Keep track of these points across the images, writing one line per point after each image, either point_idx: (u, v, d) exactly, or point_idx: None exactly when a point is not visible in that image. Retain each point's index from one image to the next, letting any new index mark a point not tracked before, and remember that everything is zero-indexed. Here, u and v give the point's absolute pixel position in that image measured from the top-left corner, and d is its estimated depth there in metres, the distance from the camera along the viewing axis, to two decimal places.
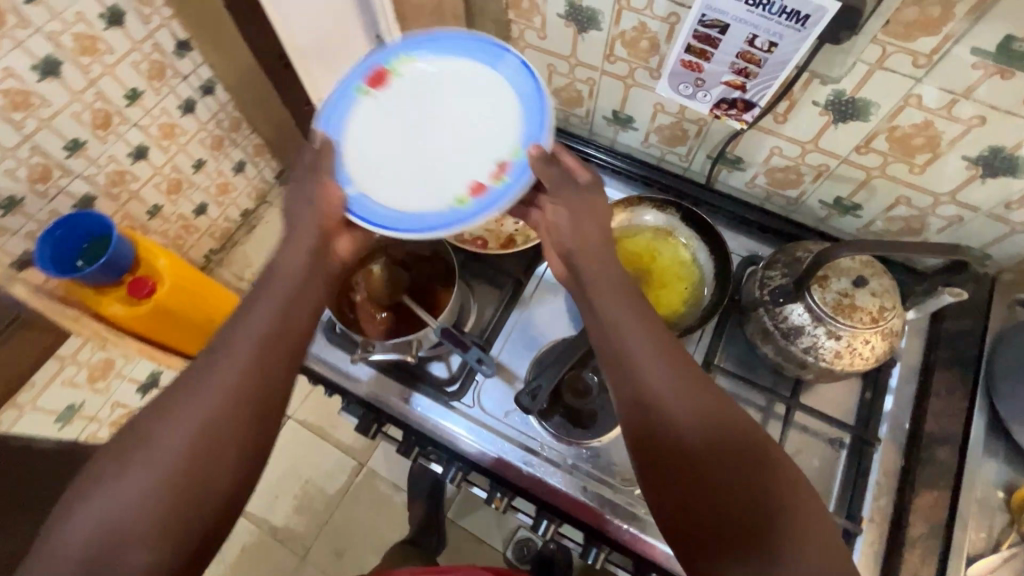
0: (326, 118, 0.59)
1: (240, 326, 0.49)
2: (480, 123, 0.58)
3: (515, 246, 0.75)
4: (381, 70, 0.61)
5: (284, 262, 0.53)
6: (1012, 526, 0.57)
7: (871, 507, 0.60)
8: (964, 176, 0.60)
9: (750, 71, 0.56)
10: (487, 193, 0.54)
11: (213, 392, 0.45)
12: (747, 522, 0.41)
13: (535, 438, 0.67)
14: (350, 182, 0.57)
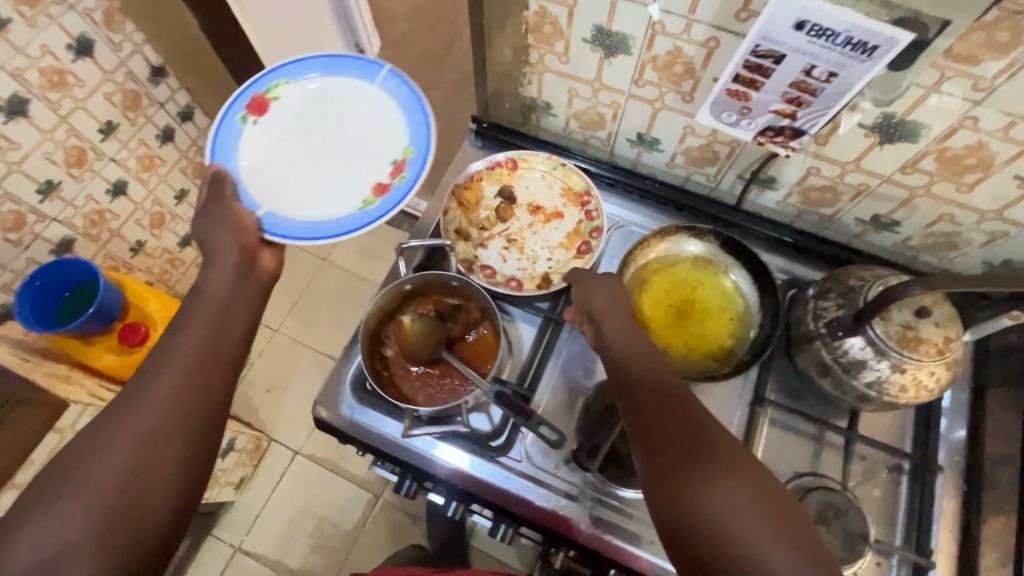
0: (212, 147, 0.66)
1: (167, 351, 0.54)
2: (368, 132, 0.70)
3: (551, 285, 0.70)
4: (258, 98, 0.69)
5: (205, 289, 0.59)
6: None
7: (940, 537, 0.59)
8: (1015, 194, 0.59)
9: (804, 99, 0.53)
10: (392, 191, 0.66)
11: (154, 407, 0.50)
12: (686, 442, 0.48)
13: (588, 489, 0.62)
14: (258, 202, 0.65)
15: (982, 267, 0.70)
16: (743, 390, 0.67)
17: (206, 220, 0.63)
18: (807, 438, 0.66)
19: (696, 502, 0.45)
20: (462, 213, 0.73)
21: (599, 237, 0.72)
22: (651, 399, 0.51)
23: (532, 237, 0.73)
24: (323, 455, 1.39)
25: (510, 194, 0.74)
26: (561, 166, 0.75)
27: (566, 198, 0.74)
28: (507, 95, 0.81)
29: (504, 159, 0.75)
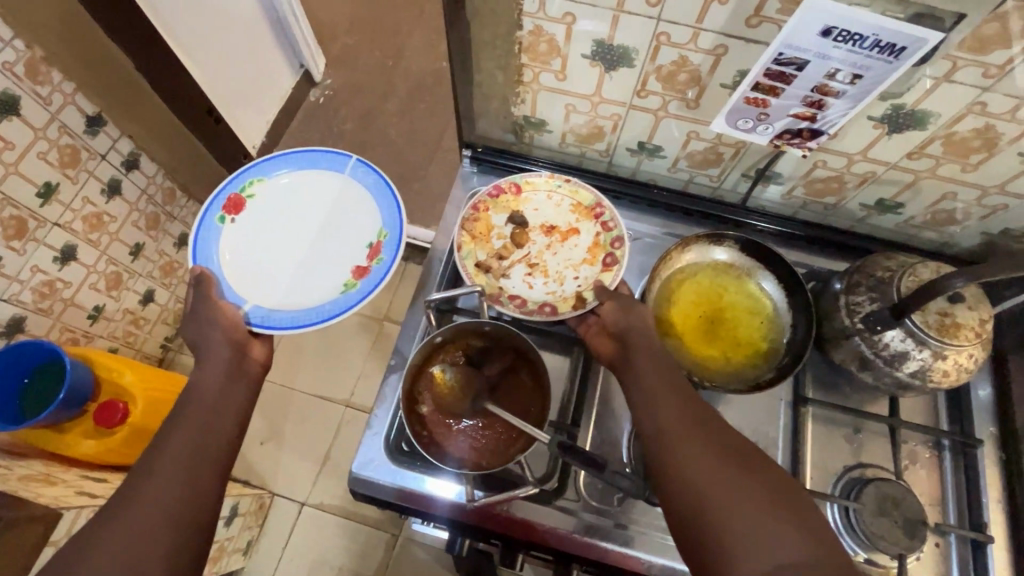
0: (194, 249, 0.69)
1: (163, 441, 0.53)
2: (341, 216, 0.73)
3: (586, 302, 0.67)
4: (235, 198, 0.72)
5: (203, 371, 0.60)
6: None
7: (988, 509, 0.61)
8: (1017, 169, 0.61)
9: (824, 102, 0.56)
10: (369, 274, 0.69)
11: (155, 487, 0.49)
12: (688, 424, 0.51)
13: (648, 515, 0.60)
14: (242, 298, 0.67)
15: (980, 238, 0.73)
16: (783, 390, 0.67)
17: (195, 319, 0.65)
18: (851, 430, 0.66)
19: (681, 462, 0.48)
20: (476, 245, 0.70)
21: (622, 245, 0.69)
22: (661, 400, 0.54)
23: (554, 258, 0.71)
24: (334, 502, 1.32)
25: (522, 218, 0.72)
26: (565, 183, 0.73)
27: (578, 214, 0.72)
28: (496, 116, 0.77)
29: (507, 185, 0.73)
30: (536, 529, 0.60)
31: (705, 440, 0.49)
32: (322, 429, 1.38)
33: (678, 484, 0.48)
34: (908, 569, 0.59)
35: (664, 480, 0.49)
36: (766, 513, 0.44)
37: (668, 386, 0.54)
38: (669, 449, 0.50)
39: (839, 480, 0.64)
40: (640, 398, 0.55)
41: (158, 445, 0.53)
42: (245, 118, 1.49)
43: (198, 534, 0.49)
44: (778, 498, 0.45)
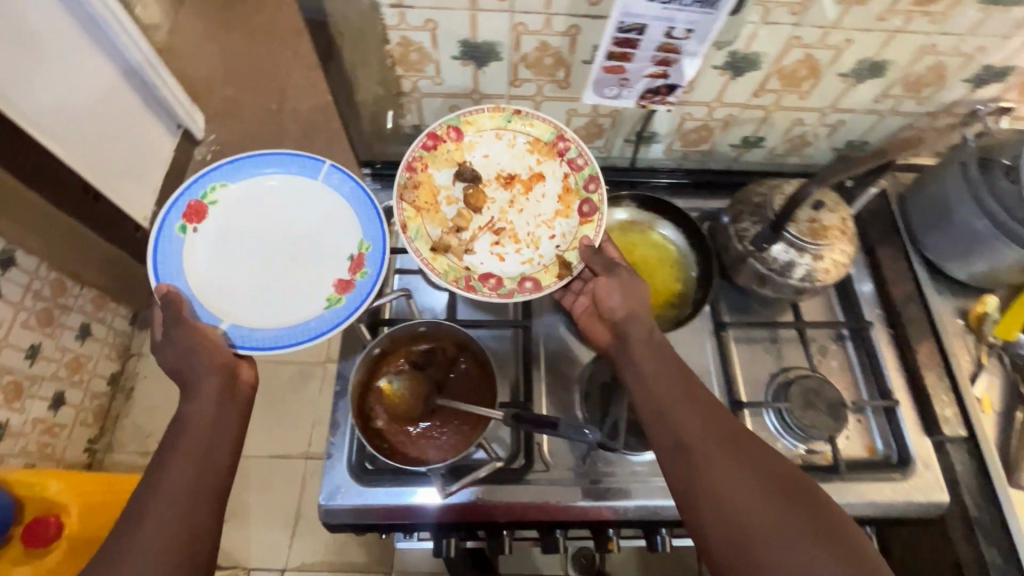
0: (156, 265, 0.65)
1: (157, 477, 0.52)
2: (315, 226, 0.70)
3: (569, 264, 0.68)
4: (196, 204, 0.68)
5: (194, 406, 0.57)
6: (980, 342, 0.72)
7: (892, 378, 0.70)
8: (841, 88, 0.71)
9: (670, 58, 0.61)
10: (356, 288, 0.66)
11: (153, 527, 0.49)
12: (711, 437, 0.51)
13: (614, 465, 0.64)
14: (219, 315, 0.64)
15: (832, 153, 0.83)
16: (704, 321, 0.74)
17: (169, 344, 0.61)
18: (767, 340, 0.74)
19: (711, 483, 0.49)
20: (427, 216, 0.69)
21: (597, 189, 0.69)
22: (680, 415, 0.53)
23: (520, 215, 0.71)
24: (316, 559, 1.27)
25: (474, 171, 0.70)
26: (515, 116, 0.70)
27: (539, 152, 0.71)
28: (387, 131, 0.79)
29: (444, 131, 0.70)
30: (515, 508, 0.61)
31: (731, 455, 0.50)
32: (286, 487, 1.32)
33: (711, 508, 0.48)
34: (841, 449, 0.67)
35: (695, 503, 0.49)
36: (805, 535, 0.45)
37: (682, 396, 0.54)
38: (696, 469, 0.50)
39: (769, 386, 0.71)
40: (655, 412, 0.54)
41: (153, 484, 0.51)
42: (132, 191, 1.41)
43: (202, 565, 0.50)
44: (813, 517, 0.46)
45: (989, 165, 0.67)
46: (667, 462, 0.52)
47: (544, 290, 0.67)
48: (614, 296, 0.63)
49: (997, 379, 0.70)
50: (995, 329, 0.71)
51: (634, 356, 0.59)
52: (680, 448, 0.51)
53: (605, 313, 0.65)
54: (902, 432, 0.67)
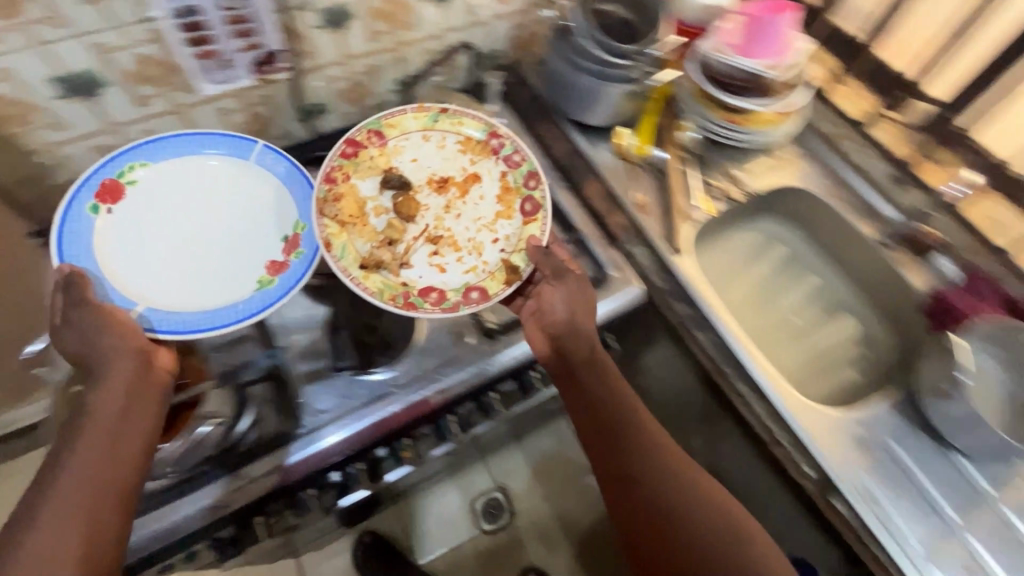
0: (59, 243, 0.62)
1: (65, 468, 0.52)
2: (252, 216, 0.69)
3: (518, 266, 0.69)
4: (112, 182, 0.66)
5: (105, 396, 0.56)
6: (628, 164, 0.90)
7: (576, 218, 0.85)
8: (436, 12, 0.83)
9: (246, 30, 0.69)
10: (288, 270, 0.66)
11: (60, 510, 0.50)
12: (662, 475, 0.63)
13: (377, 385, 0.70)
14: (134, 299, 0.62)
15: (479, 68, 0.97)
16: None
17: (68, 326, 0.58)
18: None
19: (659, 508, 0.61)
20: (355, 228, 0.70)
21: (537, 182, 0.74)
22: (641, 454, 0.64)
23: (458, 221, 0.74)
24: None
25: (401, 178, 0.74)
26: (441, 116, 0.77)
27: (470, 150, 0.77)
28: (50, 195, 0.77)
29: (367, 139, 0.75)
30: (300, 461, 0.65)
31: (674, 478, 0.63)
32: None
33: (657, 523, 0.61)
34: None
35: (639, 518, 0.62)
36: (734, 544, 0.60)
37: (626, 420, 0.65)
38: (642, 494, 0.62)
39: None
40: (600, 436, 0.64)
41: (52, 481, 0.51)
42: None
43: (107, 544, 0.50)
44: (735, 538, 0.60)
45: (569, 35, 0.84)
46: (616, 486, 0.63)
47: (493, 297, 0.67)
48: (558, 301, 0.69)
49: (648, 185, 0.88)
50: (631, 148, 0.88)
51: (589, 385, 0.66)
52: (626, 476, 0.63)
53: (546, 318, 0.69)
54: (595, 253, 0.81)
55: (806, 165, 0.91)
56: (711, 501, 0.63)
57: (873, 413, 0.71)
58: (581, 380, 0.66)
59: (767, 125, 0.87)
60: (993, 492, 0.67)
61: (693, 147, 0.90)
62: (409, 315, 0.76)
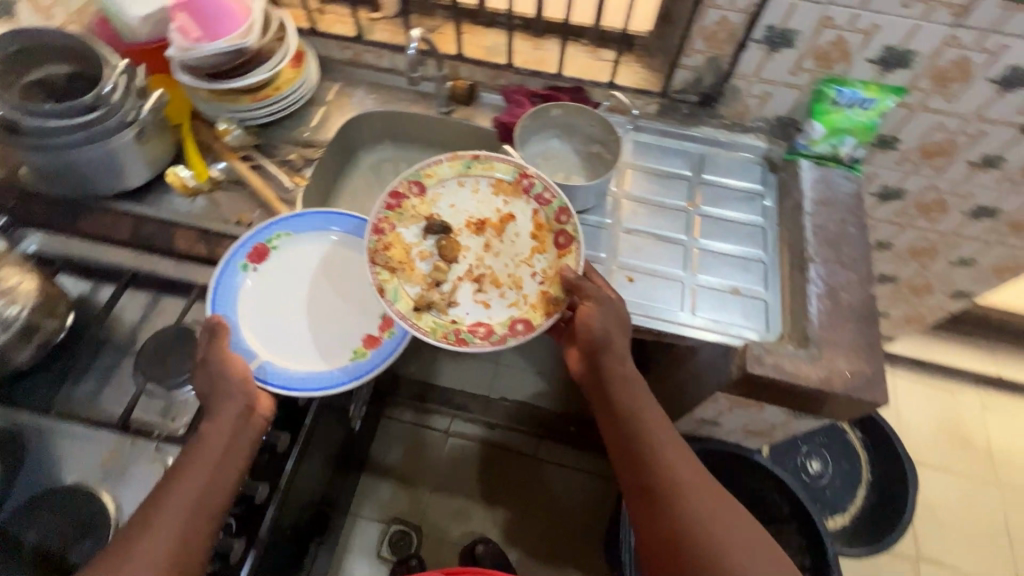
0: (214, 297, 0.74)
1: (178, 483, 0.59)
2: (367, 292, 0.80)
3: (557, 297, 0.75)
4: (261, 248, 0.78)
5: (215, 425, 0.64)
6: (204, 193, 0.85)
7: (191, 275, 0.79)
8: None
9: None
10: (380, 346, 0.75)
11: (171, 514, 0.57)
12: (683, 487, 0.64)
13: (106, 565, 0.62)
14: (258, 353, 0.73)
15: None
16: (25, 426, 0.67)
17: (203, 368, 0.67)
18: (93, 371, 0.73)
19: (673, 520, 0.63)
20: (403, 276, 0.75)
21: (567, 218, 0.77)
22: (666, 459, 0.67)
23: (496, 260, 0.79)
24: None
25: (443, 223, 0.78)
26: (473, 162, 0.80)
27: (502, 192, 0.80)
28: None
29: (408, 189, 0.78)
30: None
31: (695, 498, 0.64)
32: None
33: (663, 530, 0.63)
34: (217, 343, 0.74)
35: (660, 518, 0.64)
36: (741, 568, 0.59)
37: (651, 439, 0.68)
38: (659, 509, 0.65)
39: (131, 378, 0.72)
40: (627, 451, 0.69)
41: (162, 497, 0.58)
42: None
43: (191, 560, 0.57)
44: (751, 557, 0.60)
45: (14, 128, 0.71)
46: (636, 503, 0.67)
47: (537, 328, 0.73)
48: (597, 320, 0.71)
49: (235, 195, 0.86)
50: (189, 179, 0.82)
51: (617, 391, 0.72)
52: (645, 489, 0.66)
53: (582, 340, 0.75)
54: None
55: (352, 92, 0.98)
56: (733, 522, 0.62)
57: None
58: (613, 397, 0.72)
59: (289, 83, 0.89)
60: (613, 221, 0.86)
61: (244, 142, 0.87)
62: (84, 496, 0.64)
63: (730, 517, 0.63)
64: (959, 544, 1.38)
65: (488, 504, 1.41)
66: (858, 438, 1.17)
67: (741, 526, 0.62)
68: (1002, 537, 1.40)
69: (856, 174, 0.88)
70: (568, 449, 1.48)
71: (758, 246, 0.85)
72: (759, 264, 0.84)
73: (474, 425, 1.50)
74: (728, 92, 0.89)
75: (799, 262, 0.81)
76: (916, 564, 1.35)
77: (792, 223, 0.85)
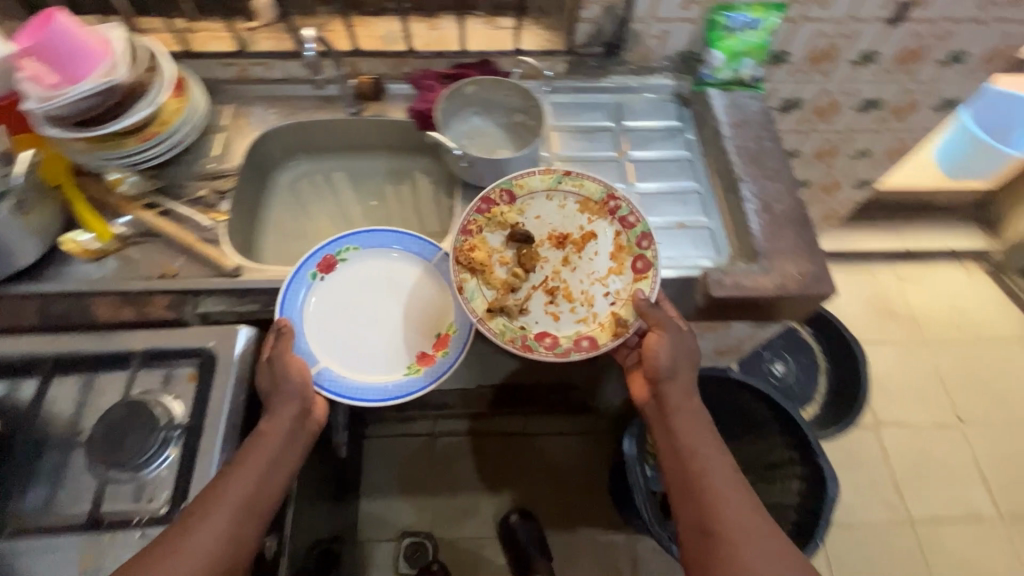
0: (281, 302, 0.76)
1: (242, 467, 0.63)
2: (424, 310, 0.82)
3: (625, 319, 0.78)
4: (329, 258, 0.80)
5: (275, 421, 0.68)
6: (115, 253, 0.77)
7: (125, 340, 0.71)
8: None
9: None
10: (434, 365, 0.78)
11: (237, 495, 0.61)
12: (742, 529, 0.66)
13: None
14: (319, 360, 0.76)
15: None
16: None
17: (269, 367, 0.70)
18: (39, 477, 0.65)
19: (734, 560, 0.63)
20: (484, 278, 0.78)
21: (649, 245, 0.79)
22: (727, 500, 0.68)
23: (573, 274, 0.81)
24: None
25: (526, 232, 0.81)
26: (565, 178, 0.81)
27: (589, 211, 0.82)
28: None
29: (500, 197, 0.81)
30: None
31: (757, 543, 0.65)
32: None
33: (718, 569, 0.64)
34: (175, 406, 0.68)
35: (715, 557, 0.65)
36: None
37: (713, 479, 0.70)
38: (719, 549, 0.65)
39: (87, 471, 0.65)
40: (688, 489, 0.71)
41: (226, 481, 0.61)
42: None
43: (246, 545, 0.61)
44: None
45: None
46: (693, 539, 0.68)
47: (601, 348, 0.77)
48: (664, 351, 0.77)
49: (151, 246, 0.78)
50: (92, 241, 0.75)
51: (677, 427, 0.76)
52: (706, 528, 0.67)
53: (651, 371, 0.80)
54: (177, 345, 0.71)
55: (250, 111, 0.91)
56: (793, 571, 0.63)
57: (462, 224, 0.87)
58: (674, 431, 0.76)
59: (177, 114, 0.81)
60: None
61: (142, 188, 0.81)
62: None
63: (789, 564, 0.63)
64: (909, 401, 1.56)
65: (493, 491, 1.42)
66: (810, 334, 1.28)
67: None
68: (940, 385, 1.59)
69: (760, 93, 0.93)
70: (557, 418, 1.50)
71: (692, 177, 0.90)
72: (694, 195, 0.88)
73: (460, 420, 1.50)
74: (630, 37, 0.91)
75: (731, 184, 0.85)
76: (878, 429, 1.52)
77: (715, 150, 0.89)
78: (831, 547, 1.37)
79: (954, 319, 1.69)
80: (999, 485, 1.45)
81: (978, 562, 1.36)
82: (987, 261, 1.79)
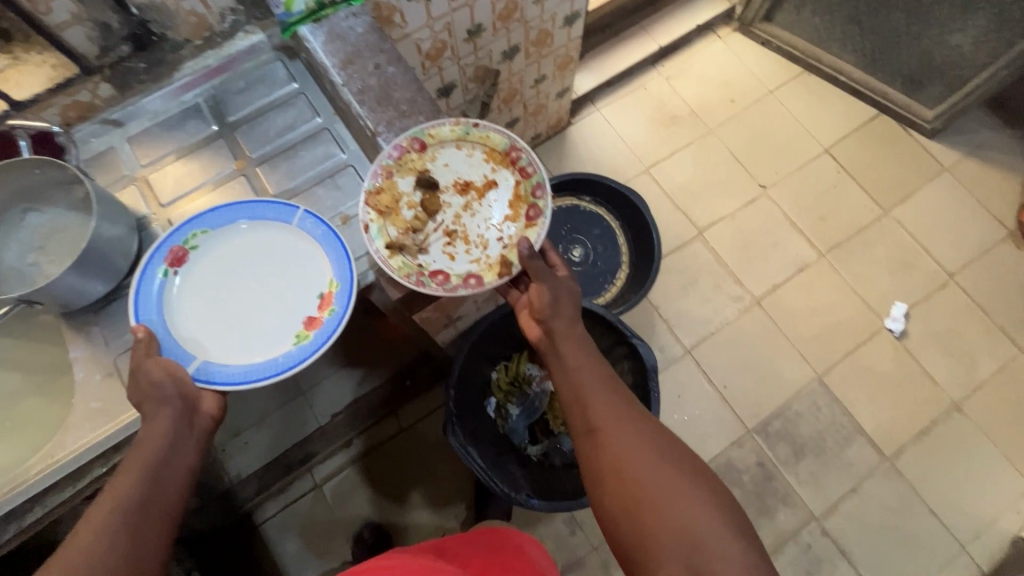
0: (135, 303, 0.63)
1: (128, 473, 0.57)
2: (300, 273, 0.67)
3: (511, 261, 0.68)
4: (179, 249, 0.66)
5: (152, 424, 0.59)
6: None
7: None
8: None
9: None
10: (322, 327, 0.63)
11: (125, 499, 0.55)
12: (629, 429, 0.60)
13: None
14: (193, 355, 0.63)
15: None
16: None
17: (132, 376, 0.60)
18: None
19: (622, 456, 0.57)
20: (389, 219, 0.69)
21: (544, 194, 0.70)
22: (614, 406, 0.62)
23: (471, 219, 0.72)
24: None
25: (432, 178, 0.71)
26: (474, 129, 0.72)
27: (494, 161, 0.72)
28: None
29: (409, 143, 0.70)
30: None
31: (645, 439, 0.59)
32: None
33: (606, 468, 0.58)
34: None
35: (600, 458, 0.59)
36: (687, 503, 0.53)
37: (598, 385, 0.65)
38: (605, 447, 0.59)
39: None
40: (575, 395, 0.64)
41: (108, 494, 0.56)
42: None
43: (151, 547, 0.56)
44: (703, 493, 0.54)
45: None
46: (584, 442, 0.62)
47: (489, 284, 0.68)
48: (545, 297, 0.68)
49: None
50: None
51: (561, 347, 0.68)
52: (592, 430, 0.61)
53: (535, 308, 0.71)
54: None
55: None
56: (685, 461, 0.57)
57: (87, 356, 0.65)
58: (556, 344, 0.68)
59: None
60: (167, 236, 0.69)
61: None
62: None
63: (681, 455, 0.58)
64: (718, 193, 1.60)
65: (399, 500, 1.37)
66: (591, 202, 1.22)
67: (693, 465, 0.57)
68: (736, 164, 1.62)
69: (361, 5, 0.74)
70: (422, 398, 1.43)
71: (330, 153, 0.72)
72: (347, 170, 0.72)
73: (334, 457, 1.39)
74: (155, 14, 0.67)
75: (374, 142, 0.71)
76: (702, 236, 1.56)
77: (342, 104, 0.72)
78: (703, 362, 1.46)
79: (727, 94, 1.70)
80: (811, 227, 1.56)
81: (817, 302, 1.50)
82: (733, 20, 1.77)
